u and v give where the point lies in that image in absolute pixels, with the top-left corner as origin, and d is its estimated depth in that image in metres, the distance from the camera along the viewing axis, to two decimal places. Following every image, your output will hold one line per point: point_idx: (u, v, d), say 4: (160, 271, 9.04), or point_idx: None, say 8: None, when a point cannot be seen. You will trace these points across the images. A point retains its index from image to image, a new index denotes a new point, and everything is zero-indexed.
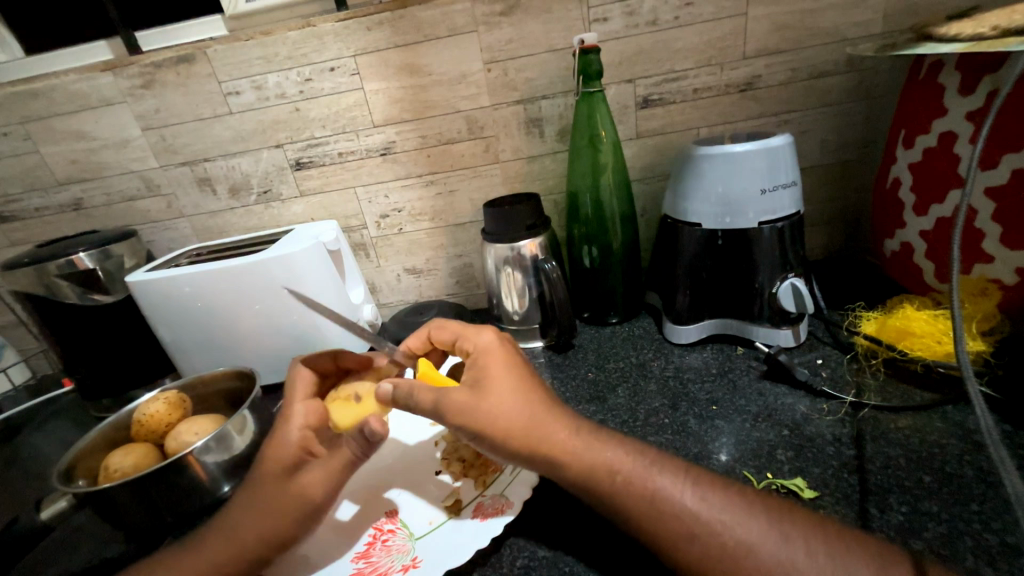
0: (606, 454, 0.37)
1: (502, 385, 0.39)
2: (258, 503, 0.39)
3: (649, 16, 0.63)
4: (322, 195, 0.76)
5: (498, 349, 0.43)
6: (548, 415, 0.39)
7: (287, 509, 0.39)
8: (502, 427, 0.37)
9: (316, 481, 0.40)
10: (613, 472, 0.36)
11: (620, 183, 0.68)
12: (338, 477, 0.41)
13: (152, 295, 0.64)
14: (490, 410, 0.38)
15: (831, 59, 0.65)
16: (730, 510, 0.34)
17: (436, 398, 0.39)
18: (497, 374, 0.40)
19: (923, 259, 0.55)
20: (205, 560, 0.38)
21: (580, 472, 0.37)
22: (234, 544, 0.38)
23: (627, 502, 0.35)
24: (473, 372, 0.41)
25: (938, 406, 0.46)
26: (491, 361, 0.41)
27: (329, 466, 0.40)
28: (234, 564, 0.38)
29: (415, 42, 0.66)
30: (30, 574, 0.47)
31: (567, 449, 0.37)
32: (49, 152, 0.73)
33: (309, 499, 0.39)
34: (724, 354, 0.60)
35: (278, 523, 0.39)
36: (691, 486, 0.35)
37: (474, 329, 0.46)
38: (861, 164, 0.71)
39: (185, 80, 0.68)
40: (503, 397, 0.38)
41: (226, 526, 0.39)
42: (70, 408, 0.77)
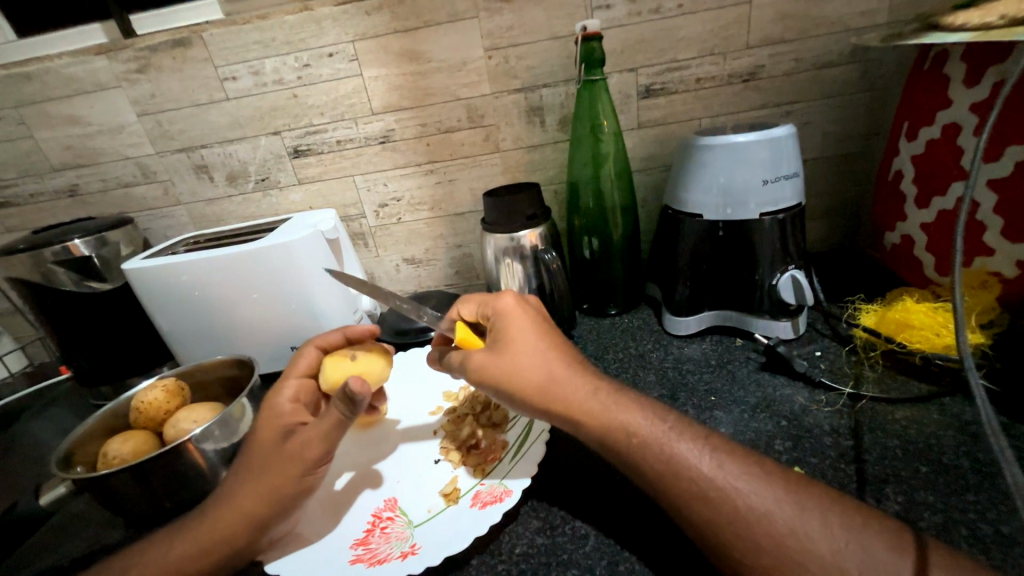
0: (626, 416, 0.38)
1: (520, 343, 0.41)
2: (263, 461, 0.40)
3: (652, 4, 0.63)
4: (320, 184, 0.76)
5: (518, 313, 0.45)
6: (566, 373, 0.40)
7: (286, 466, 0.39)
8: (520, 381, 0.40)
9: (308, 440, 0.40)
10: (630, 434, 0.37)
11: (622, 171, 0.67)
12: (329, 436, 0.40)
13: (148, 283, 0.63)
14: (509, 365, 0.41)
15: (836, 49, 0.64)
16: (746, 475, 0.34)
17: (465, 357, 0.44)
18: (516, 334, 0.42)
19: (923, 252, 0.55)
20: (220, 519, 0.38)
21: (598, 429, 0.38)
22: (246, 502, 0.38)
23: (645, 463, 0.36)
24: (494, 332, 0.44)
25: (936, 397, 0.46)
26: (513, 320, 0.44)
27: (320, 425, 0.40)
28: (244, 521, 0.38)
29: (415, 28, 0.65)
30: (30, 560, 0.47)
31: (585, 407, 0.38)
32: (43, 137, 0.72)
33: (303, 458, 0.39)
34: (723, 345, 0.61)
35: (276, 480, 0.39)
36: (707, 452, 0.35)
37: (495, 295, 0.48)
38: (863, 156, 0.71)
39: (181, 65, 0.67)
40: (520, 353, 0.41)
41: (238, 485, 0.39)
42: (69, 395, 0.77)
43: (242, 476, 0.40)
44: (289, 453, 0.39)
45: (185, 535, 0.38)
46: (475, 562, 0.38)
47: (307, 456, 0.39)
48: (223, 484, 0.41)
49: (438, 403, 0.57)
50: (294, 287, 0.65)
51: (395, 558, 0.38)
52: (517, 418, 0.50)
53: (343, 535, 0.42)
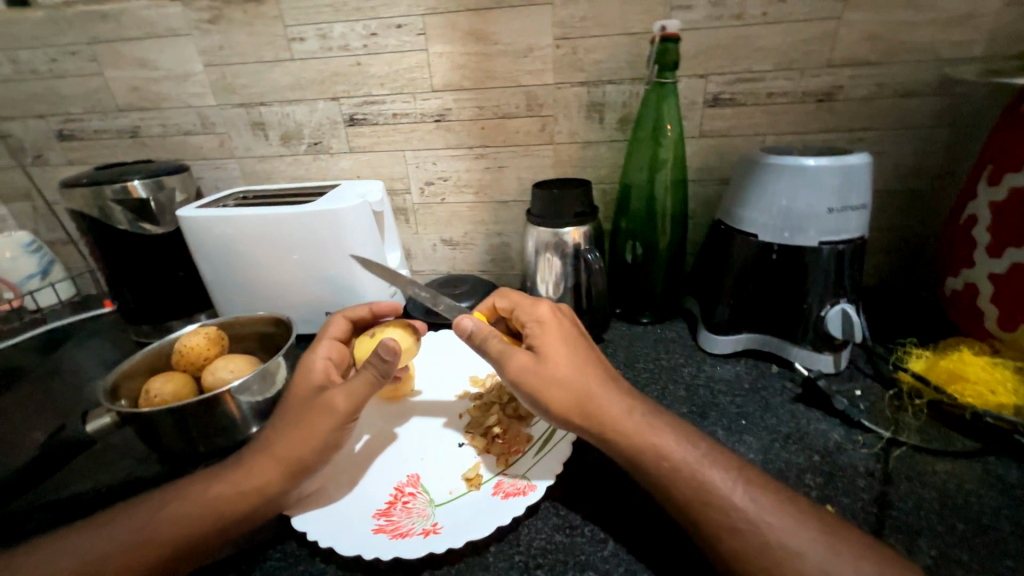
0: (658, 440, 0.38)
1: (560, 354, 0.42)
2: (298, 423, 0.41)
3: (735, 9, 0.60)
4: (370, 154, 0.76)
5: (554, 322, 0.45)
6: (602, 389, 0.41)
7: (317, 417, 0.40)
8: (559, 393, 0.40)
9: (337, 393, 0.41)
10: (662, 458, 0.37)
11: (678, 179, 0.66)
12: (358, 394, 0.41)
13: (199, 232, 0.65)
14: (549, 375, 0.40)
15: (922, 78, 0.61)
16: (782, 513, 0.33)
17: (503, 350, 0.42)
18: (556, 344, 0.43)
19: (987, 303, 0.53)
20: (252, 471, 0.39)
21: (630, 448, 0.38)
22: (279, 459, 0.40)
23: (674, 487, 0.35)
24: (531, 339, 0.44)
25: (980, 455, 0.45)
26: (550, 332, 0.44)
27: (352, 382, 0.42)
28: (277, 474, 0.39)
29: (487, 8, 0.64)
30: (72, 479, 0.50)
31: (618, 424, 0.38)
32: (112, 76, 0.74)
33: (333, 410, 0.41)
34: (758, 370, 0.59)
35: (306, 430, 0.40)
36: (740, 484, 0.35)
37: (529, 301, 0.48)
38: (932, 194, 0.68)
39: (251, 20, 0.67)
40: (560, 365, 0.41)
41: (272, 440, 0.41)
42: (111, 328, 0.80)
43: (277, 431, 0.41)
44: (320, 406, 0.41)
45: (221, 477, 0.40)
46: (493, 549, 0.39)
47: (337, 409, 0.41)
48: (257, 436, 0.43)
49: (465, 387, 0.57)
50: (337, 255, 0.66)
51: (417, 534, 0.39)
52: None
53: (366, 504, 0.43)
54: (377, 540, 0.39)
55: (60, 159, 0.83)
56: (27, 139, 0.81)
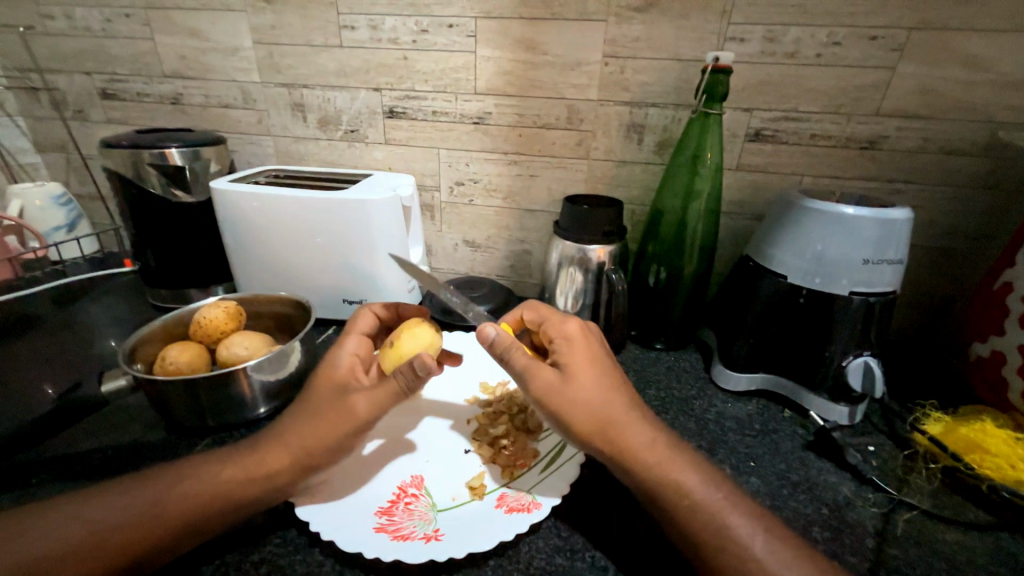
0: (681, 476, 0.38)
1: (588, 375, 0.41)
2: (319, 417, 0.41)
3: (789, 47, 0.60)
4: (405, 148, 0.76)
5: (582, 340, 0.45)
6: (626, 416, 0.40)
7: (336, 418, 0.41)
8: (581, 416, 0.39)
9: (359, 399, 0.41)
10: (683, 495, 0.36)
11: (712, 210, 0.65)
12: (382, 402, 0.41)
13: (229, 206, 0.65)
14: (574, 396, 0.40)
15: (971, 138, 0.60)
16: (792, 569, 0.33)
17: (529, 363, 0.41)
18: (583, 364, 0.42)
19: (1014, 374, 0.52)
20: (267, 456, 0.40)
21: (649, 480, 0.37)
22: (296, 449, 0.40)
23: (693, 527, 0.35)
24: (559, 356, 0.43)
25: (993, 529, 0.44)
26: (579, 350, 0.44)
27: (375, 390, 0.41)
28: (292, 463, 0.40)
29: (540, 18, 0.64)
30: (80, 437, 0.50)
31: (638, 454, 0.38)
32: (162, 42, 0.75)
33: (353, 414, 0.41)
34: (770, 412, 0.59)
35: (323, 429, 0.40)
36: (760, 533, 0.35)
37: (559, 316, 0.48)
38: (966, 255, 0.67)
39: (306, 3, 0.68)
40: (588, 387, 0.40)
41: (289, 429, 0.41)
42: (129, 289, 0.81)
43: (295, 421, 0.42)
44: (341, 407, 0.41)
45: (236, 458, 0.40)
46: (492, 564, 0.38)
47: (357, 415, 0.41)
48: (274, 422, 0.43)
49: (474, 393, 0.57)
50: (362, 244, 0.66)
51: (418, 538, 0.39)
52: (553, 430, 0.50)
53: (368, 501, 0.43)
54: (377, 540, 0.38)
55: (100, 116, 0.84)
56: (71, 94, 0.83)
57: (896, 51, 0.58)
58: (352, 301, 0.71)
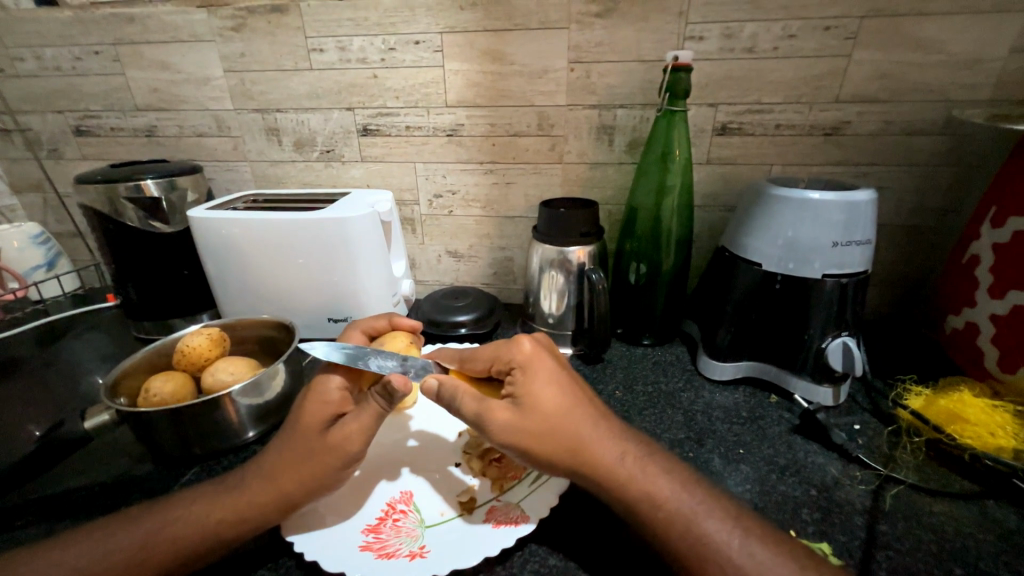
0: (653, 487, 0.37)
1: (542, 405, 0.39)
2: (303, 452, 0.41)
3: (747, 42, 0.62)
4: (381, 164, 0.77)
5: (537, 364, 0.42)
6: (591, 436, 0.39)
7: (327, 455, 0.41)
8: (542, 449, 0.39)
9: (349, 431, 0.41)
10: (656, 507, 0.36)
11: (686, 204, 0.66)
12: (369, 429, 0.42)
13: (208, 233, 0.65)
14: (529, 429, 0.39)
15: (929, 118, 0.62)
16: (775, 561, 0.34)
17: (480, 407, 0.40)
18: (538, 392, 0.40)
19: (988, 344, 0.53)
20: (247, 500, 0.39)
21: (626, 498, 0.37)
22: (279, 485, 0.40)
23: (670, 540, 0.35)
24: (512, 386, 0.41)
25: (979, 498, 0.45)
26: (533, 375, 0.41)
27: (361, 416, 0.42)
28: (276, 501, 0.39)
29: (504, 30, 0.65)
30: (65, 476, 0.50)
31: (611, 474, 0.38)
32: (134, 77, 0.76)
33: (344, 449, 0.41)
34: (756, 398, 0.59)
35: (314, 467, 0.40)
36: (737, 536, 0.35)
37: (508, 341, 0.44)
38: (936, 231, 0.68)
39: (274, 30, 0.69)
40: (543, 418, 0.39)
41: (274, 467, 0.41)
42: (113, 323, 0.80)
43: (278, 459, 0.41)
44: (329, 445, 0.41)
45: (221, 497, 0.40)
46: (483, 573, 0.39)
47: (348, 448, 0.41)
48: (257, 458, 0.43)
49: None
50: (343, 263, 0.66)
51: (403, 556, 0.39)
52: None
53: (357, 520, 0.43)
54: (363, 558, 0.39)
55: (75, 153, 0.84)
56: (44, 134, 0.83)
57: (850, 39, 0.60)
58: (337, 319, 0.71)
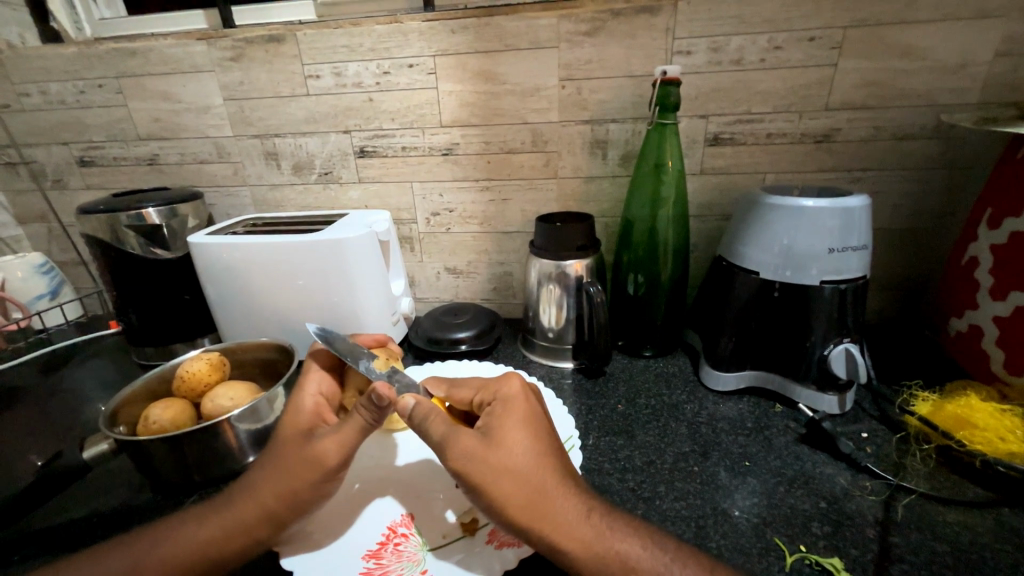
0: (621, 545, 0.36)
1: (516, 442, 0.39)
2: (285, 466, 0.41)
3: (734, 55, 0.63)
4: (379, 184, 0.78)
5: (519, 403, 0.43)
6: (560, 485, 0.38)
7: (306, 471, 0.40)
8: (506, 490, 0.36)
9: (328, 442, 0.40)
10: (626, 567, 0.35)
11: (680, 215, 0.67)
12: (349, 441, 0.41)
13: (207, 258, 0.66)
14: (498, 463, 0.37)
15: (919, 122, 0.63)
16: None
17: (447, 432, 0.39)
18: (512, 430, 0.40)
19: (993, 346, 0.53)
20: (232, 517, 0.39)
21: (590, 560, 0.36)
22: (261, 502, 0.39)
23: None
24: (490, 419, 0.42)
25: (993, 506, 0.44)
26: (512, 412, 0.42)
27: (342, 429, 0.41)
28: (258, 518, 0.39)
29: (495, 51, 0.67)
30: (64, 507, 0.49)
31: (577, 530, 0.36)
32: (136, 107, 0.78)
33: (323, 463, 0.40)
34: (761, 408, 0.59)
35: (294, 484, 0.40)
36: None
37: (494, 379, 0.47)
38: (933, 234, 0.68)
39: (271, 58, 0.71)
40: (513, 456, 0.38)
41: (259, 487, 0.40)
42: (115, 350, 0.80)
43: (261, 479, 0.41)
44: (308, 459, 0.40)
45: (212, 517, 0.40)
46: None
47: (326, 461, 0.40)
48: (246, 474, 0.43)
49: None
50: (341, 283, 0.66)
51: None
52: None
53: (357, 543, 0.42)
54: None
55: (79, 183, 0.85)
56: (49, 165, 0.85)
57: (835, 49, 0.60)
58: None
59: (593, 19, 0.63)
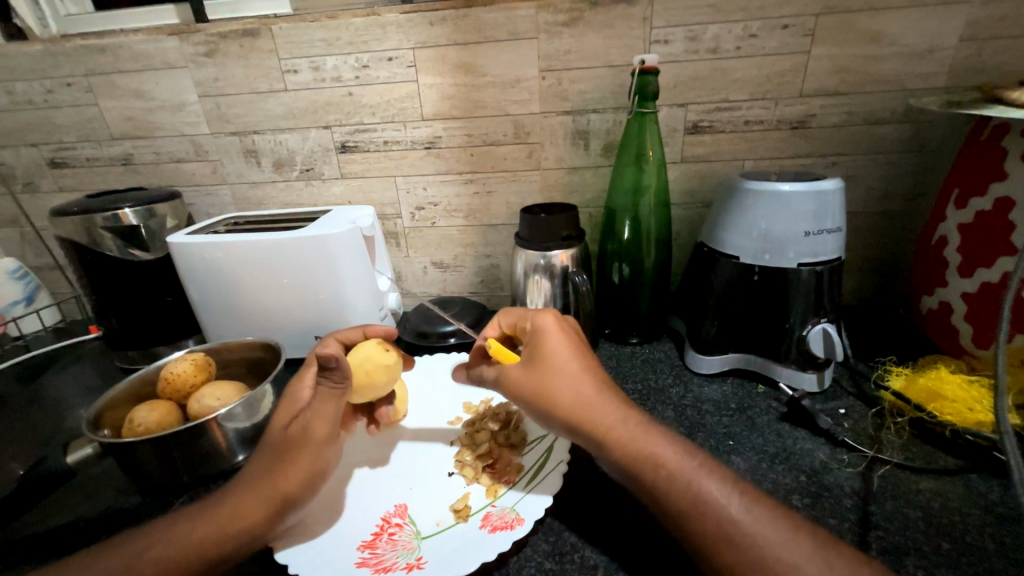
0: (653, 448, 0.38)
1: (551, 363, 0.42)
2: (276, 454, 0.41)
3: (710, 43, 0.63)
4: (362, 180, 0.77)
5: (555, 331, 0.45)
6: (595, 396, 0.41)
7: (296, 450, 0.42)
8: (548, 399, 0.41)
9: (313, 418, 0.43)
10: (657, 465, 0.37)
11: (661, 204, 0.68)
12: (326, 412, 0.44)
13: (188, 258, 0.65)
14: (538, 384, 0.42)
15: (890, 107, 0.64)
16: (770, 518, 0.34)
17: (498, 373, 0.46)
18: (550, 351, 0.43)
19: (962, 321, 0.55)
20: (231, 508, 0.40)
21: (630, 458, 0.38)
22: (262, 490, 0.40)
23: (667, 497, 0.36)
24: (528, 349, 0.45)
25: (962, 473, 0.46)
26: (547, 338, 0.44)
27: (318, 406, 0.44)
28: (258, 507, 0.39)
29: (475, 42, 0.66)
30: (48, 515, 0.48)
31: (615, 433, 0.39)
32: (107, 106, 0.76)
33: (309, 438, 0.42)
34: (744, 389, 0.60)
35: (286, 467, 0.41)
36: (736, 496, 0.35)
37: (533, 311, 0.48)
38: (905, 216, 0.70)
39: (247, 53, 0.70)
40: (553, 377, 0.42)
41: (257, 475, 0.41)
42: (96, 355, 0.79)
43: (262, 465, 0.41)
44: (296, 437, 0.42)
45: (203, 516, 0.40)
46: None
47: (314, 438, 0.43)
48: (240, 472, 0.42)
49: (457, 414, 0.58)
50: (326, 280, 0.66)
51: (400, 568, 0.39)
52: (536, 441, 0.51)
53: (350, 537, 0.43)
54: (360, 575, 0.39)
55: (51, 186, 0.83)
56: (18, 168, 0.82)
57: (808, 36, 0.62)
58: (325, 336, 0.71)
59: (571, 10, 0.64)
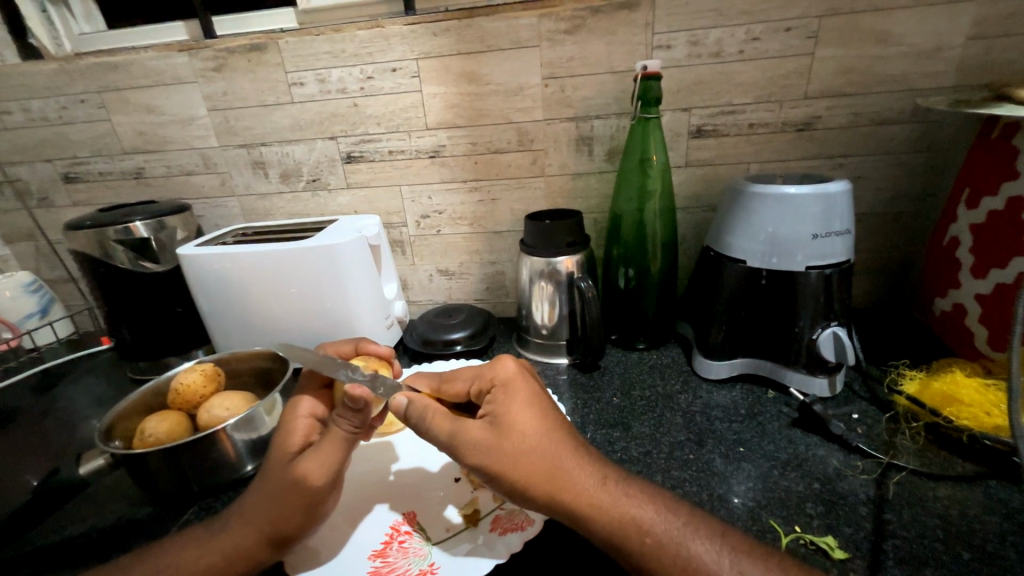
0: (636, 511, 0.38)
1: (524, 425, 0.40)
2: (274, 491, 0.40)
3: (713, 48, 0.63)
4: (368, 189, 0.78)
5: (520, 385, 0.43)
6: (570, 459, 0.39)
7: (296, 492, 0.39)
8: (523, 463, 0.38)
9: (312, 459, 0.40)
10: (642, 532, 0.36)
11: (667, 208, 0.68)
12: (334, 454, 0.41)
13: (198, 269, 0.66)
14: (509, 451, 0.38)
15: (897, 107, 0.64)
16: None
17: (452, 428, 0.41)
18: (515, 410, 0.41)
19: (977, 323, 0.54)
20: (230, 544, 0.39)
21: (608, 525, 0.37)
22: (257, 527, 0.39)
23: (652, 566, 0.35)
24: (494, 405, 0.42)
25: (981, 479, 0.45)
26: (515, 395, 0.42)
27: (325, 447, 0.41)
28: (256, 545, 0.39)
29: (477, 52, 0.67)
30: (60, 526, 0.49)
31: (593, 498, 0.37)
32: (120, 121, 0.77)
33: (308, 480, 0.40)
34: (754, 395, 0.60)
35: (280, 512, 0.39)
36: (726, 556, 0.36)
37: (488, 364, 0.46)
38: (915, 217, 0.70)
39: (255, 67, 0.71)
40: (520, 438, 0.39)
41: (257, 507, 0.40)
42: (108, 365, 0.80)
43: (261, 500, 0.40)
44: (294, 479, 0.40)
45: (211, 544, 0.40)
46: None
47: (311, 484, 0.40)
48: (239, 499, 0.42)
49: None
50: (332, 290, 0.66)
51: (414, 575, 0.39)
52: None
53: (360, 545, 0.42)
54: None
55: (65, 200, 0.85)
56: (34, 183, 0.84)
57: (812, 38, 0.61)
58: None
59: (573, 17, 0.64)
